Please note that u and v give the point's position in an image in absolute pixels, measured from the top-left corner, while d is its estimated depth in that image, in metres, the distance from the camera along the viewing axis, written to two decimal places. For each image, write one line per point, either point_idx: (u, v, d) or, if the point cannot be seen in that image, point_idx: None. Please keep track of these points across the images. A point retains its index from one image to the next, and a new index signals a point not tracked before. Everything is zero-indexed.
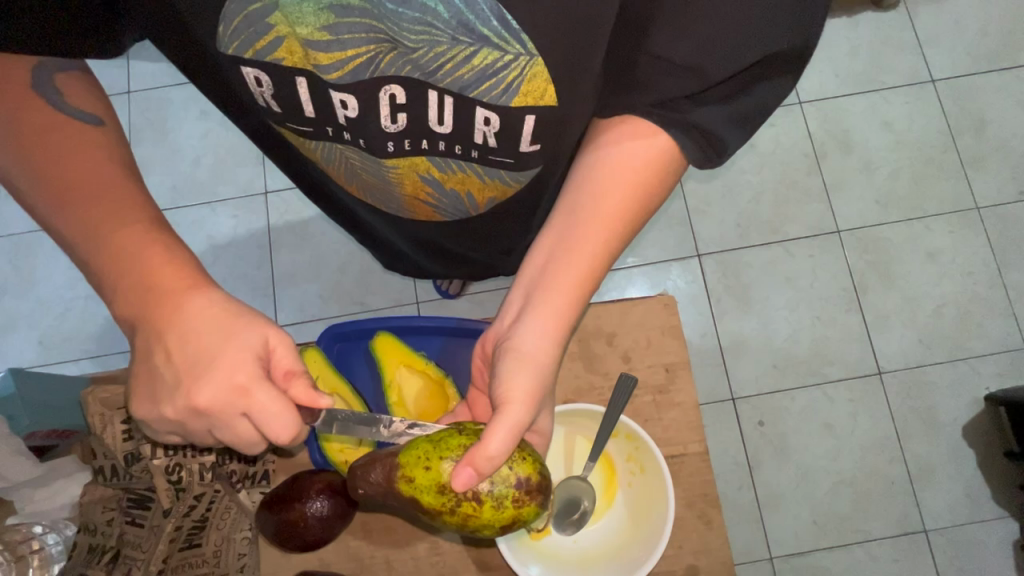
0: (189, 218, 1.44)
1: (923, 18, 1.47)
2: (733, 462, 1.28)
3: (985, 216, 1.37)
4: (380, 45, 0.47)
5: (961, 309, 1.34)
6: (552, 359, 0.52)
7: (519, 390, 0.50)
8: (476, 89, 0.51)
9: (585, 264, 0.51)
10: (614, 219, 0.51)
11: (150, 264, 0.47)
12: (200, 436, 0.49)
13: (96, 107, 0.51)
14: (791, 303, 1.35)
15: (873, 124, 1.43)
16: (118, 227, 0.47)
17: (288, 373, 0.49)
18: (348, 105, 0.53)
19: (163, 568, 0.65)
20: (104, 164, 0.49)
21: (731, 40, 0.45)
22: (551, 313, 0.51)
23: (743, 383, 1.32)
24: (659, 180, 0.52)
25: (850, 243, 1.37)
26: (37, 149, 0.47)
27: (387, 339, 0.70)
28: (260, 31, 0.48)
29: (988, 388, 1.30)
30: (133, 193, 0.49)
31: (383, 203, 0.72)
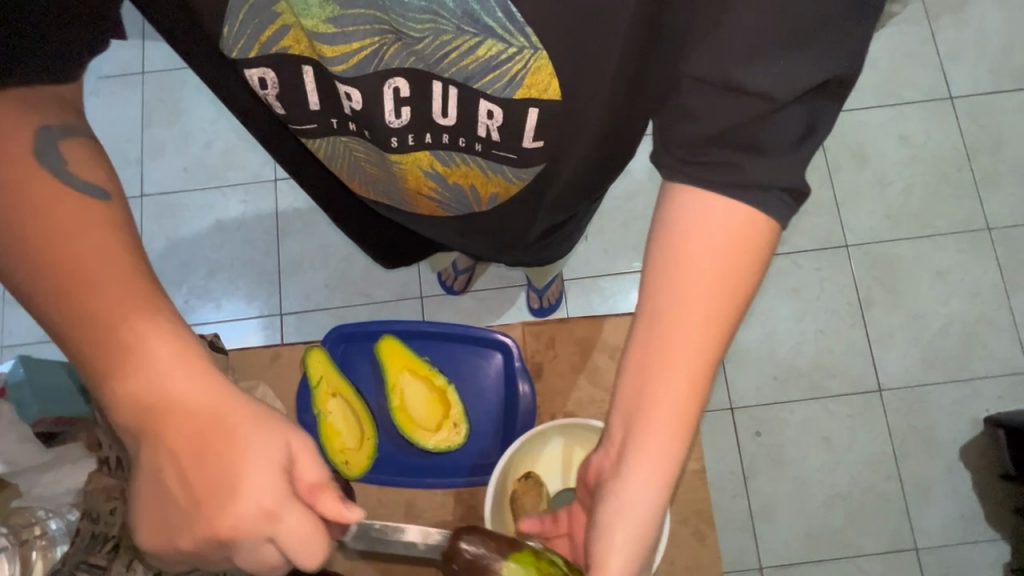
0: (199, 201, 1.45)
1: (946, 33, 1.45)
2: (728, 471, 1.28)
3: (996, 237, 1.36)
4: (384, 37, 0.48)
5: (966, 330, 1.33)
6: (657, 505, 0.46)
7: (617, 543, 0.47)
8: (480, 80, 0.51)
9: (686, 397, 0.44)
10: (708, 337, 0.44)
11: (153, 359, 0.40)
12: (217, 564, 0.41)
13: (96, 175, 0.44)
14: (796, 315, 1.35)
15: (889, 138, 1.42)
16: (116, 314, 0.40)
17: (311, 487, 0.41)
18: (352, 98, 0.55)
19: (163, 566, 0.63)
20: (98, 237, 0.41)
21: (787, 58, 0.39)
22: (651, 452, 0.45)
23: (743, 393, 1.32)
24: (750, 252, 0.44)
25: (857, 258, 1.37)
26: (32, 238, 0.40)
27: (390, 342, 0.76)
28: (265, 21, 0.49)
29: (989, 410, 1.30)
30: (135, 270, 0.41)
31: (387, 197, 0.72)
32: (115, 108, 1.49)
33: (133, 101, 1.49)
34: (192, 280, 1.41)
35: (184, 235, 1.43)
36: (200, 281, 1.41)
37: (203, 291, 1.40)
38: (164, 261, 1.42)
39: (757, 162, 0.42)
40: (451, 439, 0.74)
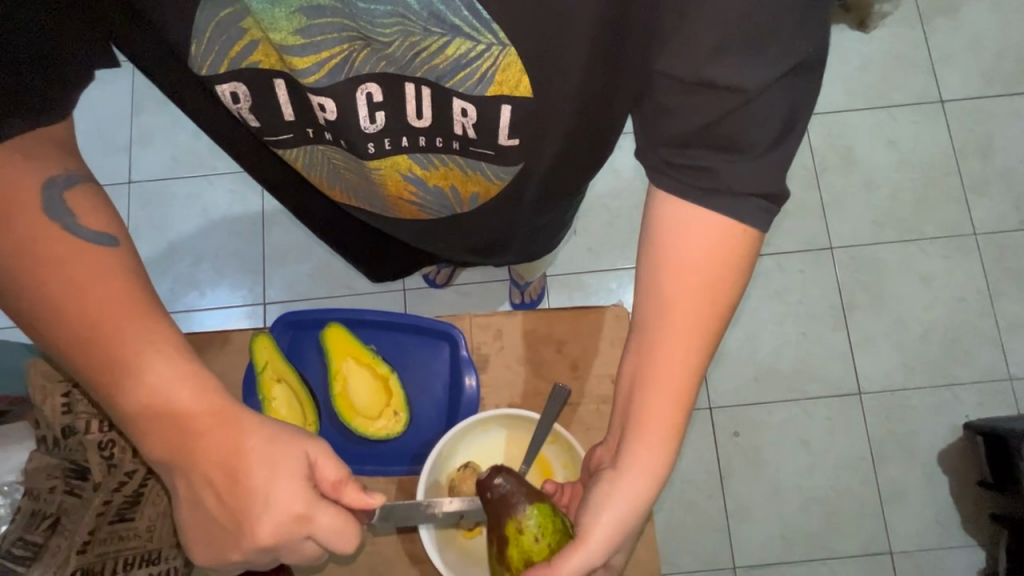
0: (185, 190, 1.46)
1: (938, 37, 1.44)
2: (704, 470, 1.28)
3: (983, 243, 1.36)
4: (353, 44, 0.47)
5: (949, 335, 1.32)
6: (649, 495, 0.48)
7: (602, 524, 0.48)
8: (452, 79, 0.50)
9: (674, 395, 0.47)
10: (695, 341, 0.47)
11: (180, 397, 0.45)
12: (267, 563, 0.48)
13: (104, 223, 0.47)
14: (778, 318, 1.34)
15: (877, 141, 1.41)
16: (141, 365, 0.44)
17: (335, 485, 0.47)
18: (326, 108, 0.54)
19: (89, 541, 0.57)
20: (111, 292, 0.44)
21: (753, 49, 0.40)
22: (640, 453, 0.48)
23: (723, 393, 1.32)
24: (734, 266, 0.46)
25: (842, 261, 1.36)
26: (53, 304, 0.43)
27: (338, 330, 0.70)
28: (233, 38, 0.49)
29: (968, 416, 1.29)
30: (146, 319, 0.45)
31: (370, 204, 0.71)
32: (105, 95, 1.49)
33: (123, 89, 1.50)
34: (176, 268, 1.42)
35: (170, 223, 1.44)
36: (185, 270, 1.41)
37: (187, 280, 1.41)
38: (150, 248, 1.43)
39: (732, 160, 0.43)
40: (387, 430, 0.68)
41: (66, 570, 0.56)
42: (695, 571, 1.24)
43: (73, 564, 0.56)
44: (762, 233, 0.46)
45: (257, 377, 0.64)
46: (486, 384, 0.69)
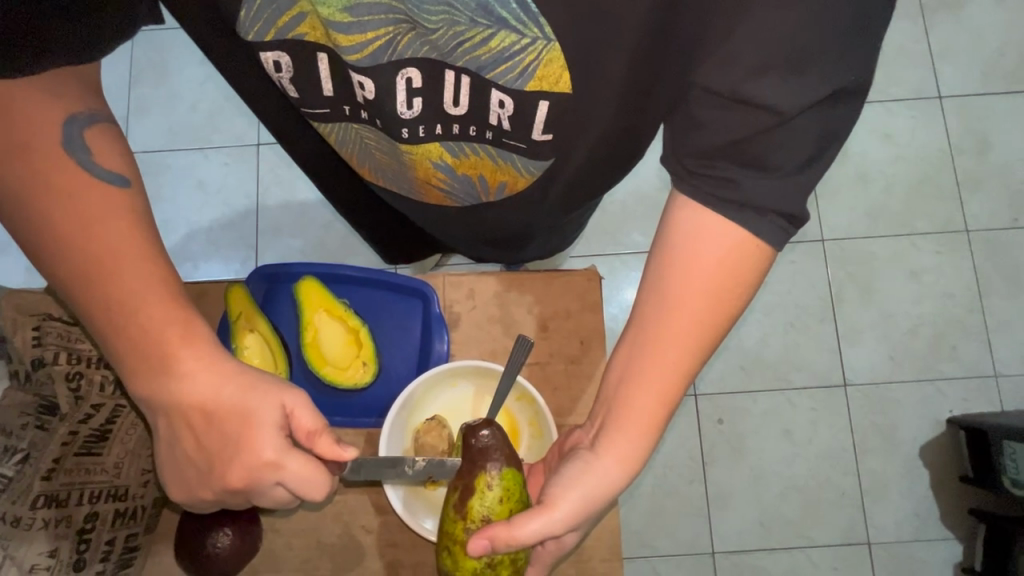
0: (181, 162, 1.46)
1: (939, 32, 1.44)
2: (687, 456, 1.29)
3: (974, 239, 1.36)
4: (399, 27, 0.46)
5: (937, 330, 1.33)
6: (620, 480, 0.49)
7: (569, 501, 0.48)
8: (492, 71, 0.49)
9: (662, 388, 0.48)
10: (695, 342, 0.47)
11: (170, 339, 0.45)
12: (241, 503, 0.50)
13: (120, 165, 0.48)
14: (767, 308, 1.35)
15: (873, 135, 1.41)
16: (137, 305, 0.45)
17: (308, 434, 0.48)
18: (365, 88, 0.53)
19: (54, 468, 0.58)
20: (116, 231, 0.45)
21: (794, 71, 0.39)
22: (621, 441, 0.48)
23: (709, 380, 1.32)
24: (749, 275, 0.46)
25: (833, 253, 1.36)
26: (60, 238, 0.44)
27: (312, 284, 0.70)
28: (283, 8, 0.48)
29: (952, 411, 1.30)
30: (147, 261, 0.46)
31: (396, 184, 0.70)
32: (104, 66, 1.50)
33: (122, 59, 1.50)
34: (169, 239, 1.42)
35: (164, 194, 1.44)
36: (177, 241, 1.42)
37: (179, 250, 1.42)
38: None
39: (756, 176, 0.42)
40: (357, 381, 0.69)
41: (31, 495, 0.56)
42: (673, 555, 1.26)
43: (39, 490, 0.57)
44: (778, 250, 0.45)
45: (232, 325, 0.66)
46: (456, 342, 0.70)
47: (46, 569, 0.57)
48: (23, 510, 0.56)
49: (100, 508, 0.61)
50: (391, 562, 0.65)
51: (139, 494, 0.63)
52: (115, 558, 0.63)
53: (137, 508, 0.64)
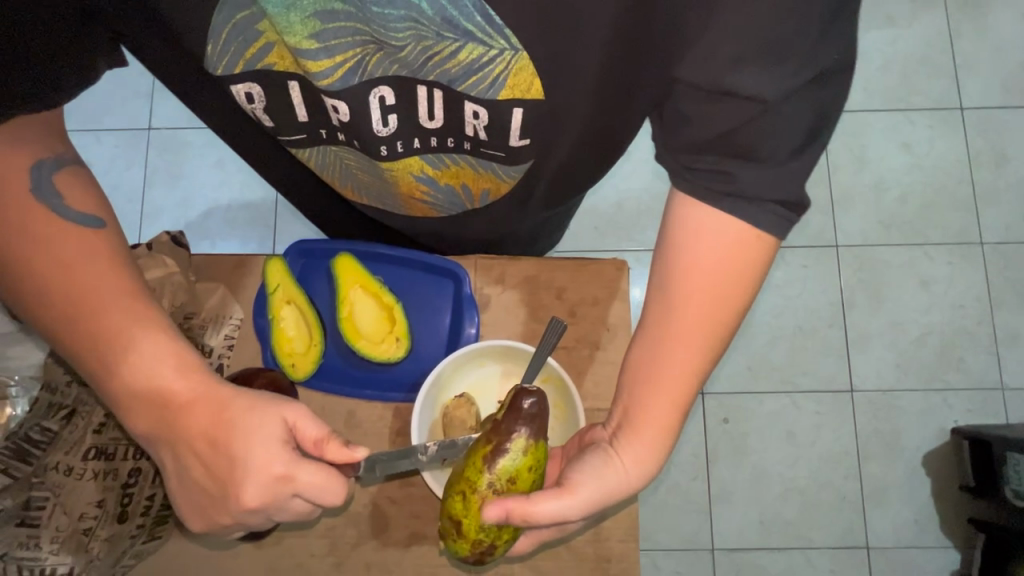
0: (204, 139, 1.48)
1: (963, 44, 1.44)
2: (691, 454, 1.31)
3: (987, 252, 1.36)
4: (365, 48, 0.45)
5: (945, 341, 1.34)
6: (640, 477, 0.51)
7: (587, 494, 0.50)
8: (464, 83, 0.48)
9: (674, 392, 0.49)
10: (699, 345, 0.48)
11: (161, 374, 0.46)
12: (262, 524, 0.50)
13: (94, 206, 0.50)
14: (776, 311, 1.36)
15: (892, 144, 1.41)
16: (123, 345, 0.46)
17: (315, 442, 0.48)
18: (340, 110, 0.52)
19: (104, 423, 0.61)
20: (99, 275, 0.47)
21: (775, 60, 0.40)
22: (640, 441, 0.50)
23: (716, 380, 1.33)
24: (755, 270, 0.47)
25: (845, 259, 1.37)
26: (46, 291, 0.46)
27: (348, 261, 0.72)
28: (250, 39, 0.47)
29: (956, 421, 1.31)
30: (129, 299, 0.47)
31: (380, 203, 0.69)
32: None
33: None
34: (190, 215, 1.44)
35: (186, 171, 1.46)
36: (198, 218, 1.44)
37: (199, 227, 1.44)
38: (165, 195, 1.45)
39: (748, 167, 0.43)
40: (391, 355, 0.71)
41: (83, 446, 0.60)
42: (673, 549, 1.27)
43: (90, 442, 0.60)
44: (779, 239, 0.46)
45: (268, 297, 0.69)
46: (485, 324, 0.72)
47: (93, 518, 0.59)
48: (76, 460, 0.59)
49: (143, 464, 0.61)
50: (415, 532, 0.67)
51: None
52: (154, 515, 0.62)
53: None
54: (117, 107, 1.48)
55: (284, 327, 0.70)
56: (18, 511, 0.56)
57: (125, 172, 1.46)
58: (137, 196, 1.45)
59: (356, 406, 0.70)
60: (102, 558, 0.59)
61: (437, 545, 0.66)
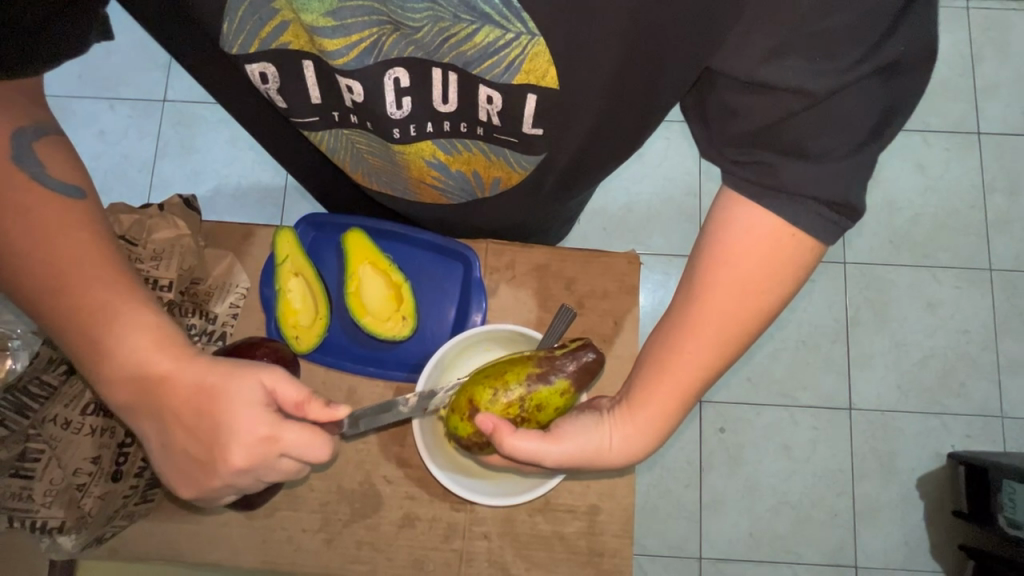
0: (218, 114, 1.47)
1: (985, 68, 1.43)
2: (685, 460, 1.30)
3: (996, 279, 1.35)
4: (382, 28, 0.44)
5: (948, 365, 1.33)
6: (624, 455, 0.53)
7: (565, 447, 0.53)
8: (479, 66, 0.47)
9: (679, 376, 0.50)
10: (721, 336, 0.49)
11: (141, 344, 0.46)
12: (253, 488, 0.50)
13: (75, 177, 0.49)
14: (780, 323, 1.35)
15: (907, 164, 1.40)
16: (101, 314, 0.46)
17: (297, 404, 0.48)
18: (354, 91, 0.51)
19: None
20: (76, 245, 0.46)
21: (826, 51, 0.40)
22: (636, 419, 0.52)
23: (714, 388, 1.33)
24: (786, 279, 0.48)
25: (852, 277, 1.36)
26: (23, 261, 0.45)
27: (359, 236, 0.71)
28: (265, 17, 0.46)
29: (954, 446, 1.30)
30: (107, 268, 0.47)
31: (391, 188, 0.69)
32: None
33: None
34: (199, 189, 1.44)
35: (198, 144, 1.46)
36: (207, 192, 1.44)
37: (206, 202, 1.43)
38: (176, 167, 1.45)
39: (799, 162, 0.43)
40: (396, 333, 0.71)
41: (82, 401, 0.58)
42: (661, 555, 1.27)
43: (89, 396, 0.59)
44: (824, 243, 0.46)
45: (278, 266, 0.69)
46: (491, 310, 0.71)
47: (87, 474, 0.58)
48: (74, 414, 0.58)
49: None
50: (409, 513, 0.66)
51: None
52: (149, 476, 0.62)
53: None
54: (133, 77, 1.48)
55: (290, 298, 0.71)
56: (14, 462, 0.57)
57: (137, 141, 1.46)
58: (147, 166, 1.45)
59: (357, 383, 0.69)
60: (94, 516, 0.59)
61: (429, 527, 0.66)
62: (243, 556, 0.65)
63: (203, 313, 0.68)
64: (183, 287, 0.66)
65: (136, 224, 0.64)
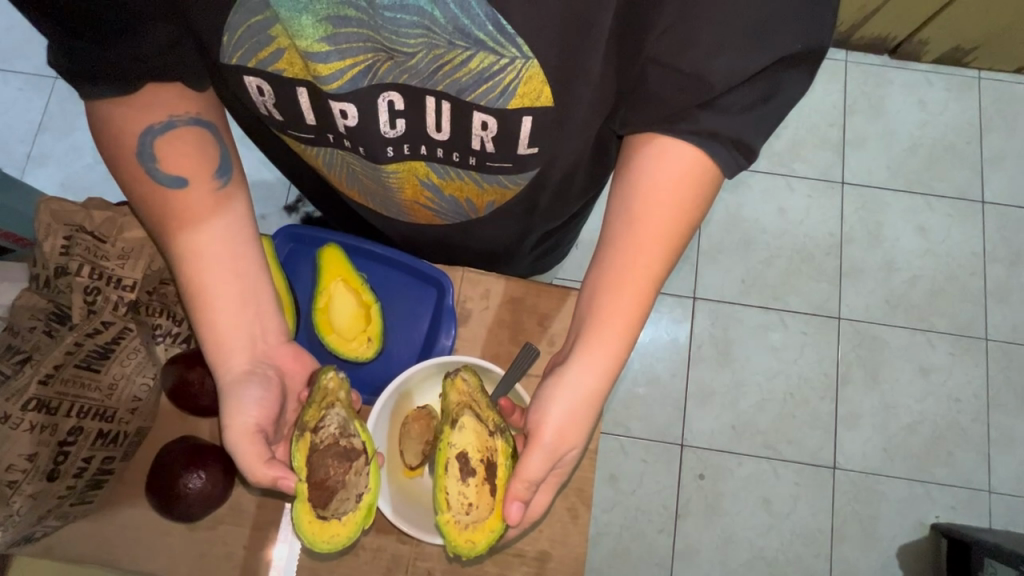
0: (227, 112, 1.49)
1: (992, 138, 1.44)
2: (661, 504, 1.27)
3: (991, 349, 1.34)
4: (376, 55, 0.44)
5: (938, 433, 1.30)
6: (602, 385, 0.50)
7: (552, 424, 0.50)
8: (474, 93, 0.47)
9: (629, 295, 0.49)
10: (651, 267, 0.49)
11: (215, 336, 0.54)
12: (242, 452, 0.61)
13: (182, 164, 0.52)
14: (768, 374, 1.33)
15: (909, 226, 1.40)
16: (191, 298, 0.54)
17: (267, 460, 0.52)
18: (347, 115, 0.50)
19: (53, 374, 0.57)
20: (180, 236, 0.53)
21: (754, 46, 0.40)
22: (601, 346, 0.50)
23: (696, 433, 1.30)
24: (701, 190, 0.48)
25: (846, 333, 1.35)
26: (155, 227, 0.54)
27: (334, 252, 0.71)
28: (261, 43, 0.45)
29: (938, 517, 1.27)
30: (200, 268, 0.53)
31: (384, 208, 0.68)
32: None
33: None
34: None
35: None
36: None
37: None
38: None
39: (716, 133, 0.44)
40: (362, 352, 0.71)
41: (24, 396, 0.56)
42: None
43: (33, 392, 0.56)
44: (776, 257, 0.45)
45: None
46: (462, 339, 0.71)
47: (21, 472, 0.57)
48: (14, 409, 0.56)
49: (86, 425, 0.60)
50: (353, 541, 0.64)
51: (126, 421, 0.63)
52: (88, 477, 0.61)
53: (121, 433, 0.62)
54: None
55: None
56: None
57: None
58: None
59: None
60: (22, 515, 0.57)
61: (374, 557, 0.64)
62: (179, 568, 0.63)
63: (170, 314, 0.67)
64: (150, 286, 0.65)
65: (107, 221, 0.63)
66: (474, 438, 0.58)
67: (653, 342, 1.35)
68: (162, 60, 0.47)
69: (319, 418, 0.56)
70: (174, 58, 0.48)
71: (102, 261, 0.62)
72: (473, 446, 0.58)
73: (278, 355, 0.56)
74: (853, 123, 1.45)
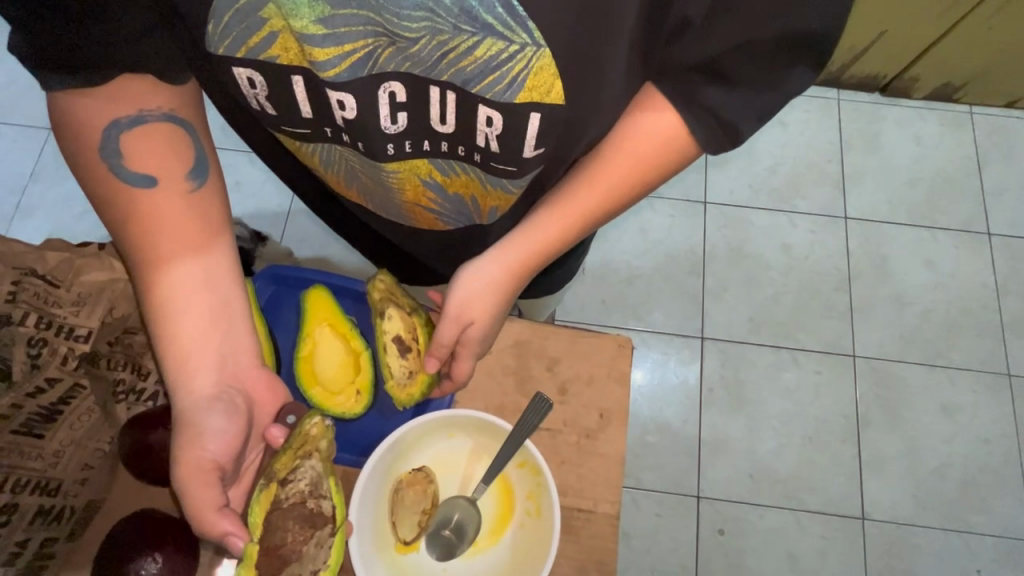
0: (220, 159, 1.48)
1: (991, 171, 1.43)
2: (678, 564, 1.17)
3: (1015, 385, 1.28)
4: (378, 39, 0.41)
5: (969, 477, 1.22)
6: (506, 286, 0.55)
7: (456, 297, 0.55)
8: (479, 84, 0.43)
9: (549, 219, 0.53)
10: (579, 206, 0.52)
11: (177, 353, 0.50)
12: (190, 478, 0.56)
13: (154, 162, 0.49)
14: (785, 418, 1.26)
15: (916, 259, 1.37)
16: (154, 308, 0.50)
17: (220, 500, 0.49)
18: (345, 105, 0.47)
19: None
20: (144, 242, 0.49)
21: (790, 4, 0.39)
22: (515, 248, 0.54)
23: (713, 482, 1.22)
24: (658, 161, 0.49)
25: (862, 371, 1.29)
26: (114, 226, 0.50)
27: (320, 295, 0.67)
28: (252, 27, 0.42)
29: (979, 571, 1.17)
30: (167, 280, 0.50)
31: (384, 210, 0.64)
32: None
33: None
34: None
35: None
36: None
37: None
38: None
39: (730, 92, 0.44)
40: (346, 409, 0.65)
41: None
42: None
43: None
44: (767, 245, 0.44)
45: None
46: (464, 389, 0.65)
47: None
48: None
49: (22, 500, 0.54)
50: None
51: (74, 492, 0.57)
52: (23, 563, 0.55)
53: (66, 509, 0.56)
54: None
55: None
56: None
57: None
58: None
59: None
60: None
61: None
62: None
63: (135, 367, 0.61)
64: (111, 337, 0.60)
65: (62, 265, 0.57)
66: (401, 326, 0.63)
67: (661, 385, 1.29)
68: (135, 49, 0.44)
69: (291, 468, 0.53)
70: (150, 47, 0.44)
71: (52, 308, 0.55)
72: (403, 330, 0.63)
73: (248, 379, 0.53)
74: (851, 158, 1.45)
